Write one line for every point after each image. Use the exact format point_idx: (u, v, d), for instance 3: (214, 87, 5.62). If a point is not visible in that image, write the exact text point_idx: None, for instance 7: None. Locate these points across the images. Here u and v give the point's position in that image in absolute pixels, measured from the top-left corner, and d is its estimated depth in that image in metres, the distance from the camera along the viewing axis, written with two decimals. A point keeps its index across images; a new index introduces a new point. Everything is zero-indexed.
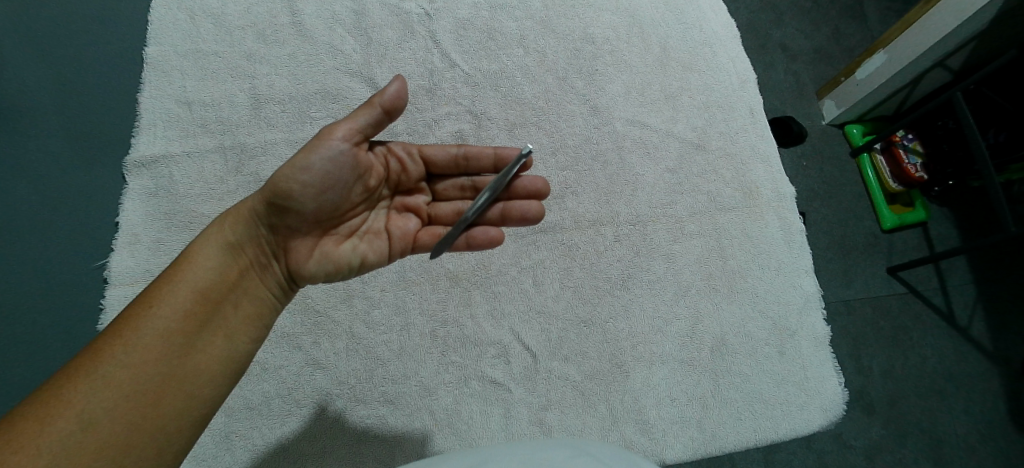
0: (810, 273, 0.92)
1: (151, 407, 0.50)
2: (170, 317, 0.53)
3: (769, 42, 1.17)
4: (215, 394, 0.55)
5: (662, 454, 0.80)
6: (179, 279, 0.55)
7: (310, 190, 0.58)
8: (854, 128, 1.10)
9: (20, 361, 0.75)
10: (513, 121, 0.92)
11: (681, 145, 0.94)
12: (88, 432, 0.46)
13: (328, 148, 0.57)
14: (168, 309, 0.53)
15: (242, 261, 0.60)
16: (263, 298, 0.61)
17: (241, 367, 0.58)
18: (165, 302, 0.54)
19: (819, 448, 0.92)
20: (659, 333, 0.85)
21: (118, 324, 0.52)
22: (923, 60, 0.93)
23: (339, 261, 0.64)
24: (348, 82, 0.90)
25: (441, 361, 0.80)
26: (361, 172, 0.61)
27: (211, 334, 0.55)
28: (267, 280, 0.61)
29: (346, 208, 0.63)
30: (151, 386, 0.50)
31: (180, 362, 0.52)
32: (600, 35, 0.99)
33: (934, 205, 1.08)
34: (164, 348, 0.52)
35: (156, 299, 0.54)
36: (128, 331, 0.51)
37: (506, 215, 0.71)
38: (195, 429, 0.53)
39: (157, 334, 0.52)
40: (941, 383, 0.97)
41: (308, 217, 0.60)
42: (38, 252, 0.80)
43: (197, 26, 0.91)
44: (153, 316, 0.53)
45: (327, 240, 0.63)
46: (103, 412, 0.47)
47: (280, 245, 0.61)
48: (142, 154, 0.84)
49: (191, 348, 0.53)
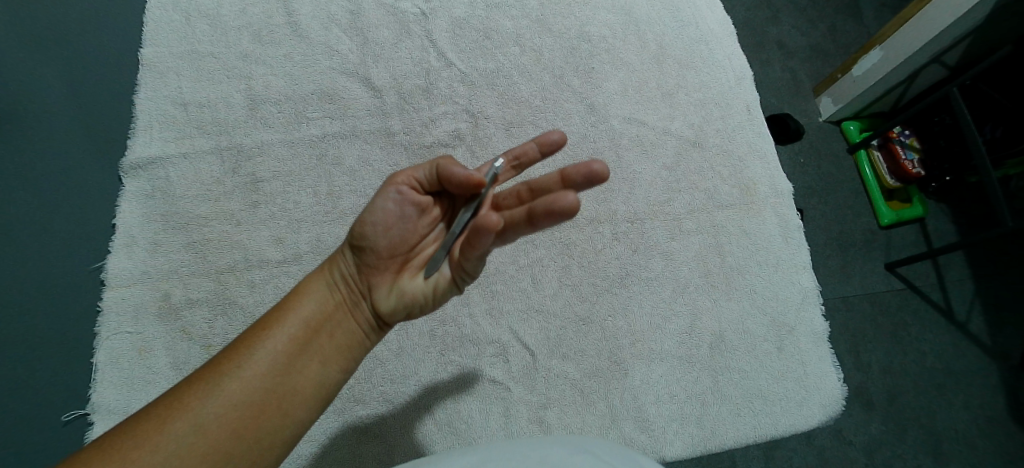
0: (809, 269, 0.92)
1: (252, 421, 0.50)
2: (280, 339, 0.55)
3: (767, 40, 1.17)
4: (306, 417, 0.54)
5: (662, 451, 0.80)
6: (288, 308, 0.58)
7: (379, 228, 0.58)
8: (851, 125, 1.11)
9: (19, 363, 0.75)
10: (510, 119, 0.92)
11: (679, 143, 0.94)
12: (200, 437, 0.48)
13: (392, 191, 0.58)
14: (278, 331, 0.55)
15: (336, 296, 0.60)
16: (354, 332, 0.59)
17: (334, 393, 0.57)
18: (275, 324, 0.55)
19: (818, 444, 0.92)
20: (658, 331, 0.85)
21: (236, 342, 0.54)
22: (918, 55, 0.93)
23: (416, 292, 0.60)
24: (344, 82, 0.90)
25: (440, 360, 0.80)
26: (424, 206, 0.60)
27: (309, 358, 0.55)
28: (357, 316, 0.60)
29: (418, 240, 0.61)
30: (256, 399, 0.51)
31: (283, 378, 0.53)
32: (596, 33, 0.99)
33: (931, 200, 1.08)
34: (271, 365, 0.53)
35: (270, 322, 0.56)
36: (243, 347, 0.54)
37: (537, 211, 0.53)
38: (288, 448, 0.53)
39: (267, 352, 0.53)
40: (941, 378, 0.97)
41: (383, 252, 0.59)
42: (35, 254, 0.79)
43: (192, 27, 0.91)
44: (265, 336, 0.54)
45: (405, 275, 0.61)
46: (215, 420, 0.49)
47: (366, 282, 0.60)
48: (138, 155, 0.84)
49: (291, 367, 0.54)
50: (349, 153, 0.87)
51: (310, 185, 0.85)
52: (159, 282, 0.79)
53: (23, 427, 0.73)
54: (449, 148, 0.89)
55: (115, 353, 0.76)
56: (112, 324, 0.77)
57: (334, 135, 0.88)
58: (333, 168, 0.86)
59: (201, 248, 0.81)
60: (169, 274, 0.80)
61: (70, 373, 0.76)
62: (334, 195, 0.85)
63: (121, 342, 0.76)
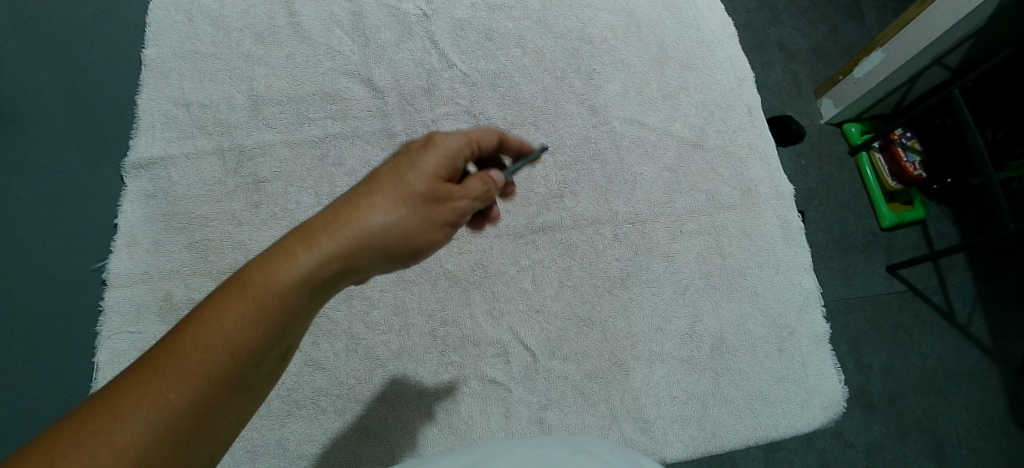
0: (810, 271, 0.92)
1: (206, 439, 0.41)
2: (267, 351, 0.44)
3: (768, 41, 1.17)
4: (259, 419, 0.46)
5: (662, 453, 0.80)
6: (269, 295, 0.44)
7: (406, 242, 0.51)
8: (852, 127, 1.11)
9: (20, 362, 0.75)
10: (511, 121, 0.92)
11: (680, 144, 0.95)
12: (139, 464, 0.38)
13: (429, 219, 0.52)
14: (253, 331, 0.43)
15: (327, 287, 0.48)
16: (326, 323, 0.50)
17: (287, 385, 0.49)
18: (252, 320, 0.43)
19: (819, 446, 0.92)
20: (658, 332, 0.85)
21: (197, 329, 0.42)
22: (920, 58, 0.94)
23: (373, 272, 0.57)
24: (346, 83, 0.91)
25: (441, 361, 0.80)
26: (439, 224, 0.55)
27: (279, 362, 0.46)
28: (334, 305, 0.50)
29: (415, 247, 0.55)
30: (216, 416, 0.41)
31: (249, 390, 0.43)
32: (598, 35, 0.99)
33: (933, 202, 1.08)
34: (237, 377, 0.42)
35: (244, 312, 0.43)
36: (206, 344, 0.41)
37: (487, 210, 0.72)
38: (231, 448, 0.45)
39: (235, 360, 0.42)
40: (941, 380, 0.97)
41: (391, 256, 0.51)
42: (37, 254, 0.80)
43: (194, 28, 0.91)
44: (236, 336, 0.42)
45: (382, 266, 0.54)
46: (159, 445, 0.38)
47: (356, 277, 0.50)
48: (140, 155, 0.84)
49: (259, 377, 0.44)
50: (350, 154, 0.87)
51: (311, 186, 0.85)
52: (159, 282, 0.79)
53: (23, 426, 0.73)
54: None
55: (116, 353, 0.76)
56: (113, 324, 0.77)
57: (335, 136, 0.88)
58: (335, 168, 0.86)
59: (202, 248, 0.81)
60: (169, 273, 0.80)
61: (71, 373, 0.76)
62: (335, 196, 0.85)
63: (121, 343, 0.77)
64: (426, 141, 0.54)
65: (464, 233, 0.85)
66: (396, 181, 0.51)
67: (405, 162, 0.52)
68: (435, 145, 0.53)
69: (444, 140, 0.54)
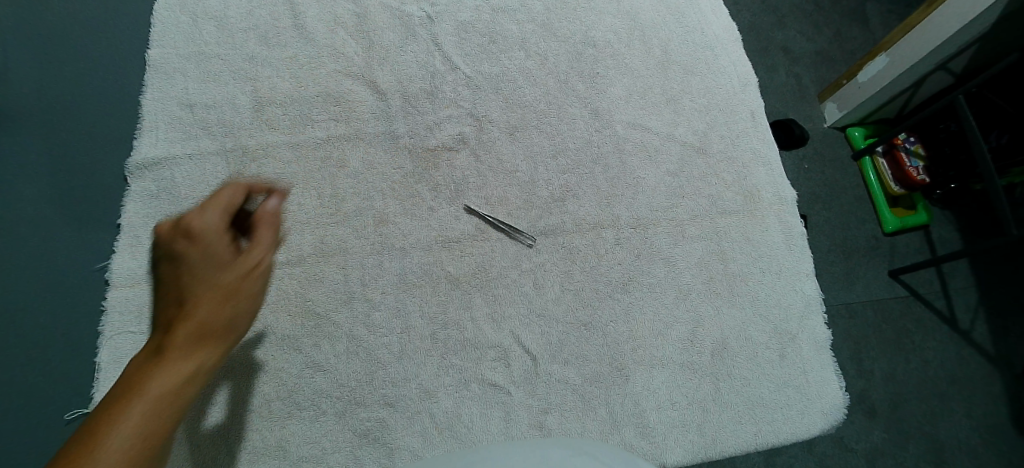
0: (812, 277, 0.92)
1: None
2: (164, 437, 0.46)
3: (772, 45, 1.17)
4: None
5: (662, 458, 0.80)
6: (149, 381, 0.48)
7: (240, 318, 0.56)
8: (855, 131, 1.10)
9: (22, 361, 0.76)
10: (514, 124, 0.92)
11: (682, 148, 0.94)
12: None
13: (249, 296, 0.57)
14: (147, 410, 0.46)
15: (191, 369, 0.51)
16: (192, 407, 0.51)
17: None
18: (141, 401, 0.46)
19: (819, 451, 0.92)
20: (660, 337, 0.85)
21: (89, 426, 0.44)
22: (923, 63, 0.93)
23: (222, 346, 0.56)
24: (349, 85, 0.91)
25: (441, 363, 0.80)
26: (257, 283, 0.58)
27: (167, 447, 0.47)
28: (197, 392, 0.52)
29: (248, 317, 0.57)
30: None
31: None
32: (601, 38, 0.99)
33: (936, 207, 1.08)
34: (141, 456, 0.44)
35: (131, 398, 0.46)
36: (104, 430, 0.43)
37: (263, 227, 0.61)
38: None
39: (135, 438, 0.44)
40: (943, 386, 0.97)
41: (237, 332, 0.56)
42: (40, 254, 0.80)
43: (199, 29, 0.91)
44: (128, 417, 0.45)
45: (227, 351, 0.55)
46: None
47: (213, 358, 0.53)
48: (144, 156, 0.84)
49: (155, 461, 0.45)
50: (353, 155, 0.87)
51: (314, 188, 0.85)
52: None
53: (26, 425, 0.73)
54: (453, 151, 0.89)
55: (117, 353, 0.77)
56: (116, 324, 0.77)
57: (338, 137, 0.88)
58: (337, 170, 0.86)
59: None
60: None
61: (73, 370, 0.77)
62: (338, 197, 0.85)
63: (125, 342, 0.77)
64: (188, 234, 0.56)
65: (466, 236, 0.85)
66: (202, 280, 0.54)
67: (190, 260, 0.55)
68: (205, 233, 0.57)
69: (207, 225, 0.57)
